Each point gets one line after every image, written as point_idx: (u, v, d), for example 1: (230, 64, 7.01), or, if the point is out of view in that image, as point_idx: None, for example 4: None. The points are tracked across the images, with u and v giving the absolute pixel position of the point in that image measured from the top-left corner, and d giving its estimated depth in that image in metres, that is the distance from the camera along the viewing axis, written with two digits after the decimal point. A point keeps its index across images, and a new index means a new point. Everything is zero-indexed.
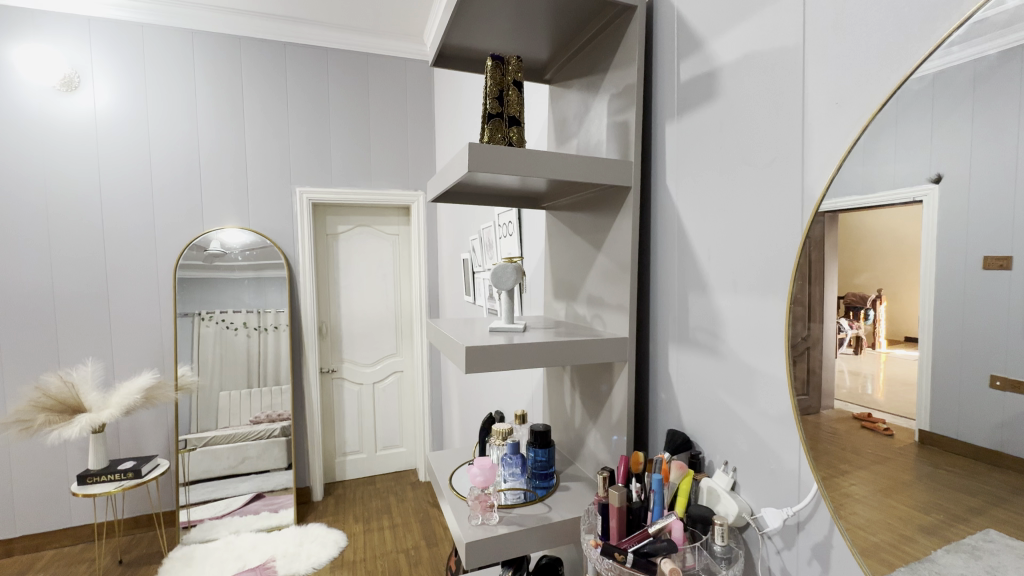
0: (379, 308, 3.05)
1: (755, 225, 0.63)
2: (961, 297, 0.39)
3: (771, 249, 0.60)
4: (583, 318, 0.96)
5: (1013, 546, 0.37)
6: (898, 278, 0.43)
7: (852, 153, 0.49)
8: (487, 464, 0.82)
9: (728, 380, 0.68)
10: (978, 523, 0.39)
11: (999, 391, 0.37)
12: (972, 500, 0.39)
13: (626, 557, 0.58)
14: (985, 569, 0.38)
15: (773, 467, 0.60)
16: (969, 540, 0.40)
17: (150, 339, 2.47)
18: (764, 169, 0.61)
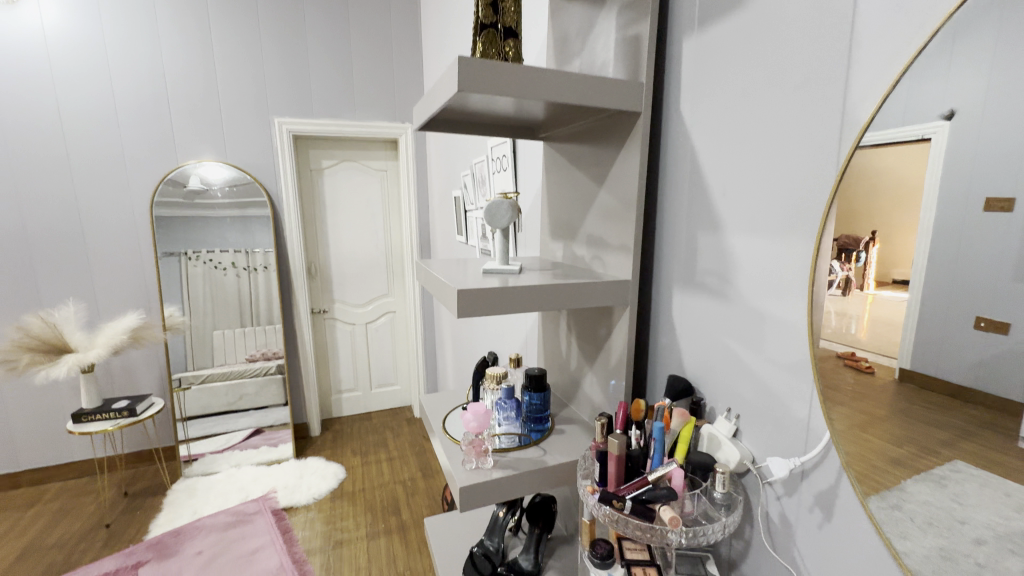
0: (369, 247, 2.97)
1: (782, 157, 0.56)
2: (957, 242, 0.39)
3: (800, 184, 0.54)
4: (582, 259, 0.91)
5: (977, 476, 0.39)
6: (896, 219, 0.43)
7: (914, 66, 0.42)
8: (482, 409, 0.80)
9: (734, 324, 0.64)
10: (948, 454, 0.40)
11: (983, 332, 0.37)
12: (942, 433, 0.41)
13: (624, 504, 0.57)
14: (951, 496, 0.41)
15: (778, 415, 0.58)
16: (937, 471, 0.41)
17: (134, 279, 2.40)
18: (796, 90, 0.53)
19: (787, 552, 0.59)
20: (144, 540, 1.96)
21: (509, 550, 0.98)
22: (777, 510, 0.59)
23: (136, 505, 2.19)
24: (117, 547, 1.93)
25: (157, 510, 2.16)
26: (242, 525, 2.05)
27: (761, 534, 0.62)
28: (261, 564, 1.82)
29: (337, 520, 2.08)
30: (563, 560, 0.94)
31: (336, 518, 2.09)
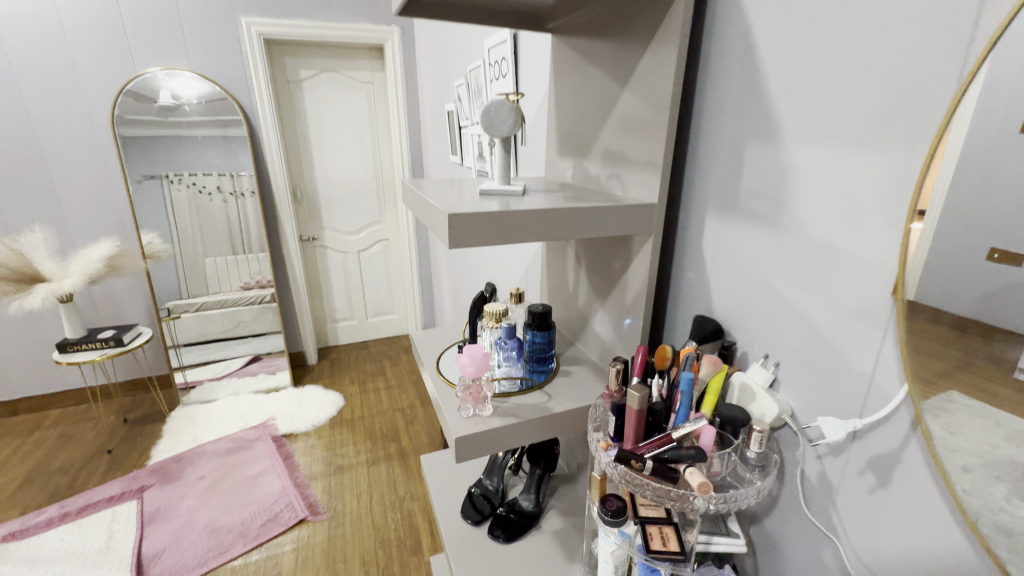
0: (357, 170, 2.77)
1: (882, 39, 0.41)
2: (983, 170, 0.35)
3: (894, 78, 0.41)
4: (595, 180, 0.77)
5: (970, 406, 0.37)
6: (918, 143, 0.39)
7: None
8: (480, 351, 0.71)
9: (783, 258, 0.53)
10: (943, 386, 0.39)
11: (995, 265, 0.34)
12: (939, 364, 0.39)
13: (644, 465, 0.49)
14: (941, 427, 0.40)
15: (830, 366, 0.49)
16: (930, 402, 0.40)
17: (105, 203, 2.23)
18: None
19: (824, 515, 0.52)
20: (147, 466, 1.98)
21: (509, 489, 0.95)
22: (816, 470, 0.52)
23: (136, 432, 2.20)
24: (120, 472, 1.95)
25: (158, 436, 2.17)
26: (244, 451, 2.07)
27: (794, 493, 0.55)
28: (263, 488, 1.86)
29: (337, 446, 2.10)
30: (565, 501, 0.90)
31: (335, 444, 2.12)
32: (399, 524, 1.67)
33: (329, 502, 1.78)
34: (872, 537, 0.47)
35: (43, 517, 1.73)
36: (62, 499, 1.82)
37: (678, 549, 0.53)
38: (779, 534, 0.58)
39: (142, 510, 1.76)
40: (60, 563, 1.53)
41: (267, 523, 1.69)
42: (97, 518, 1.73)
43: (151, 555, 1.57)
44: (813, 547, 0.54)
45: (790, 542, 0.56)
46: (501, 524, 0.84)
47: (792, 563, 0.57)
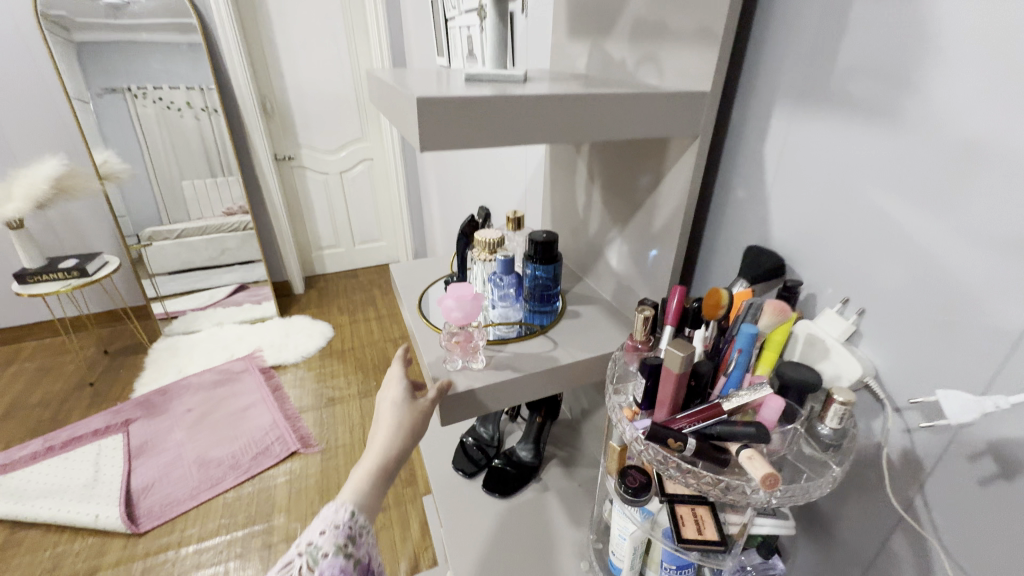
0: (333, 78, 2.45)
1: None
2: None
3: None
4: (618, 67, 0.59)
5: None
6: None
7: None
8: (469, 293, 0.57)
9: (895, 166, 0.37)
10: None
11: None
12: None
13: (685, 445, 0.37)
14: None
15: (951, 320, 0.35)
16: None
17: (46, 116, 1.97)
18: None
19: (902, 499, 0.41)
20: (130, 399, 1.92)
21: (505, 438, 0.86)
22: (899, 446, 0.41)
23: (117, 364, 2.12)
24: (103, 405, 1.89)
25: (140, 368, 2.09)
26: (230, 383, 2.00)
27: (863, 470, 0.44)
28: (252, 421, 1.81)
29: (327, 378, 2.04)
30: (568, 453, 0.82)
31: (325, 375, 2.05)
32: None
33: (321, 434, 1.74)
34: (976, 536, 0.37)
35: (27, 451, 1.68)
36: (45, 432, 1.76)
37: (716, 538, 0.43)
38: (832, 510, 0.48)
39: (128, 443, 1.71)
40: (46, 498, 1.50)
41: (257, 456, 1.65)
42: (83, 451, 1.68)
43: (140, 489, 1.54)
44: (877, 532, 0.44)
45: (847, 523, 0.47)
46: (496, 479, 0.76)
47: (847, 544, 0.47)
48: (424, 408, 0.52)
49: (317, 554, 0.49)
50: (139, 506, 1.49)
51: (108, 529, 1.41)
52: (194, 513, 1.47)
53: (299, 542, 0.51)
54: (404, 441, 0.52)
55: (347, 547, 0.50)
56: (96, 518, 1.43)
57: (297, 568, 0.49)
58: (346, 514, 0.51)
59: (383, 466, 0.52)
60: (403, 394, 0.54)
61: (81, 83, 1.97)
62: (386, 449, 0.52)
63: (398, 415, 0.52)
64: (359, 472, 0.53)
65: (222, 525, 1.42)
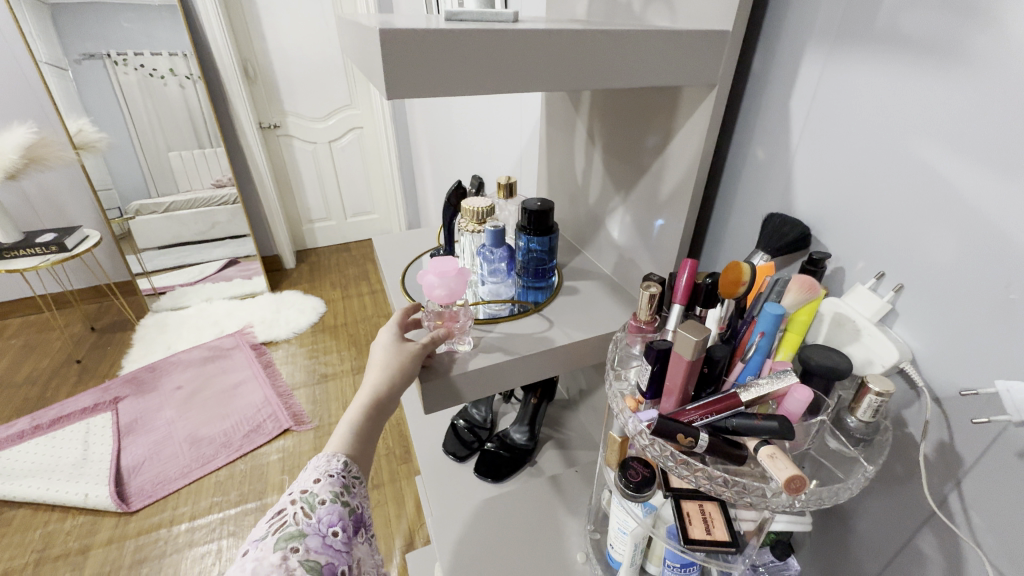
0: (318, 41, 2.32)
1: None
2: None
3: None
4: (623, 9, 0.52)
5: None
6: None
7: None
8: (453, 269, 0.50)
9: (954, 116, 0.32)
10: None
11: None
12: None
13: (696, 441, 0.33)
14: None
15: (1012, 298, 0.30)
16: None
17: (13, 82, 1.85)
18: None
19: (934, 496, 0.37)
20: (118, 376, 1.88)
21: (499, 420, 0.82)
22: (934, 438, 0.36)
23: (105, 341, 2.07)
24: (91, 383, 1.85)
25: (128, 345, 2.05)
26: (221, 359, 1.96)
27: (891, 462, 0.40)
28: (244, 398, 1.77)
29: (320, 354, 2.00)
30: (565, 435, 0.78)
31: (318, 351, 2.01)
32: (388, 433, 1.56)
33: (314, 411, 1.71)
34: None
35: (14, 429, 1.65)
36: (32, 411, 1.73)
37: (727, 538, 0.39)
38: (852, 505, 0.44)
39: (118, 421, 1.68)
40: (34, 477, 1.47)
41: (249, 434, 1.62)
42: (71, 430, 1.65)
43: (130, 467, 1.52)
44: (901, 529, 0.40)
45: (868, 517, 0.43)
46: (489, 462, 0.73)
47: (865, 540, 0.43)
48: (412, 352, 0.48)
49: (314, 501, 0.44)
50: (130, 484, 1.47)
51: (98, 508, 1.39)
52: (186, 491, 1.45)
53: (290, 491, 0.46)
54: (389, 386, 0.47)
55: (344, 496, 0.46)
56: (86, 497, 1.41)
57: (290, 515, 0.44)
58: (338, 462, 0.47)
59: (373, 409, 0.49)
60: (393, 338, 0.50)
61: (57, 49, 1.86)
62: (373, 393, 0.48)
63: (385, 360, 0.47)
64: (351, 414, 0.50)
65: (214, 503, 1.40)
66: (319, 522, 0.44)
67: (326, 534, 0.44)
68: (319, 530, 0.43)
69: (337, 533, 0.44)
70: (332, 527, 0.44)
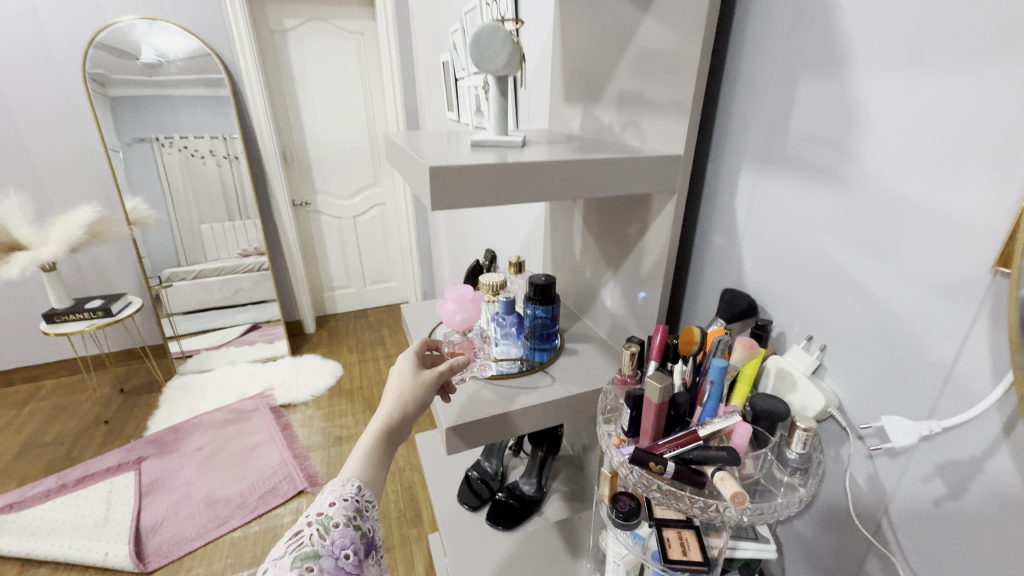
0: (350, 130, 2.62)
1: None
2: None
3: None
4: (608, 129, 0.67)
5: None
6: (999, 70, 0.32)
7: None
8: (467, 295, 0.72)
9: (841, 220, 0.43)
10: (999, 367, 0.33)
11: None
12: None
13: (665, 468, 0.41)
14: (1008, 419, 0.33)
15: (898, 354, 0.40)
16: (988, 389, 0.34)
17: (85, 169, 2.12)
18: None
19: (870, 523, 0.45)
20: (142, 437, 1.95)
21: (509, 472, 0.89)
22: (863, 472, 0.45)
23: (132, 402, 2.17)
24: (117, 443, 1.93)
25: (154, 407, 2.14)
26: (240, 421, 2.04)
27: (836, 495, 0.47)
28: (261, 459, 1.83)
29: (336, 417, 2.06)
30: (569, 485, 0.86)
31: (334, 414, 2.08)
32: (400, 495, 1.59)
33: (328, 473, 1.75)
34: (936, 556, 0.40)
35: (41, 488, 1.71)
36: (58, 471, 1.79)
37: (700, 559, 0.46)
38: (813, 538, 0.51)
39: (139, 481, 1.74)
40: (56, 536, 1.51)
41: (265, 495, 1.67)
42: (95, 489, 1.71)
43: (149, 527, 1.56)
44: (853, 557, 0.47)
45: (826, 548, 0.49)
46: (502, 511, 0.79)
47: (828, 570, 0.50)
48: (431, 378, 0.58)
49: (329, 524, 0.48)
50: (148, 544, 1.50)
51: (115, 568, 1.42)
52: (201, 552, 1.47)
53: (306, 513, 0.49)
54: (407, 407, 0.57)
55: (356, 520, 0.49)
56: (104, 556, 1.45)
57: (306, 536, 0.47)
58: (352, 488, 0.51)
59: (385, 434, 0.56)
60: (413, 367, 0.60)
61: (112, 133, 2.10)
62: (388, 417, 0.56)
63: (403, 388, 0.58)
64: (364, 442, 0.56)
65: (227, 565, 1.43)
66: (333, 544, 0.47)
67: (338, 556, 0.47)
68: (333, 552, 0.47)
69: (348, 556, 0.47)
70: (345, 549, 0.47)
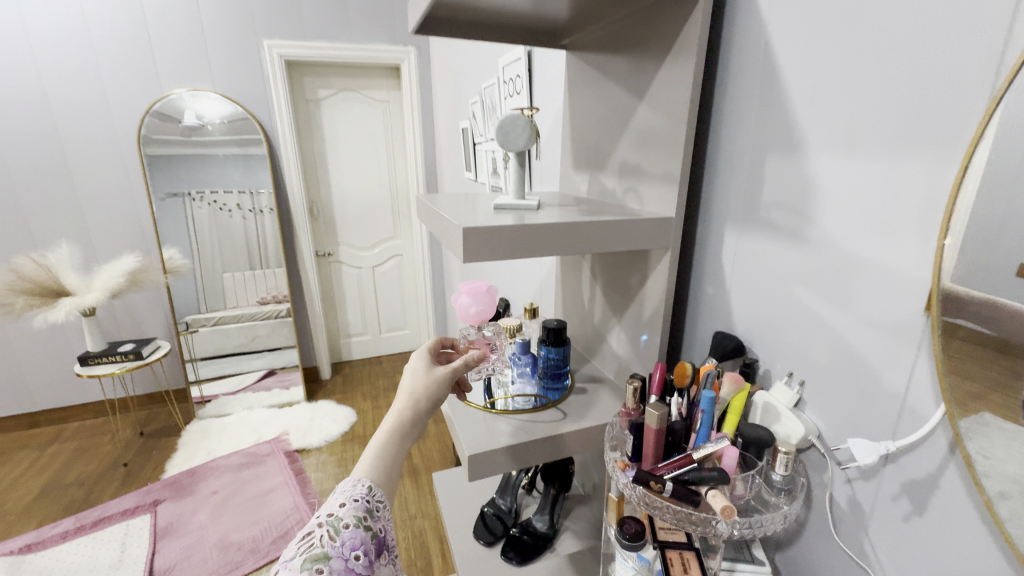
0: (373, 187, 2.80)
1: (913, 56, 0.39)
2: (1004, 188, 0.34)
3: (921, 93, 0.39)
4: (611, 193, 0.77)
5: (1006, 429, 0.35)
6: (914, 157, 0.40)
7: None
8: (481, 289, 0.76)
9: (807, 273, 0.51)
10: (974, 407, 0.37)
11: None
12: (974, 385, 0.37)
13: (664, 487, 0.47)
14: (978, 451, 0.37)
15: (862, 387, 0.47)
16: (963, 424, 0.38)
17: (130, 222, 2.29)
18: None
19: (854, 545, 0.49)
20: (160, 480, 1.99)
21: (522, 509, 0.93)
22: (845, 497, 0.50)
23: (151, 445, 2.22)
24: (134, 486, 1.96)
25: (172, 450, 2.19)
26: (256, 466, 2.07)
27: (823, 519, 0.52)
28: (274, 505, 1.85)
29: (349, 462, 2.08)
30: (580, 522, 0.89)
31: (347, 460, 2.10)
32: (411, 542, 1.59)
33: None
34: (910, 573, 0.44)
35: (59, 529, 1.74)
36: (77, 512, 1.82)
37: None
38: (805, 564, 0.55)
39: (155, 524, 1.76)
40: None
41: (277, 540, 1.67)
42: (111, 531, 1.73)
43: (163, 570, 1.57)
44: None
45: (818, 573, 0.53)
46: (515, 546, 0.83)
47: None
48: (444, 376, 0.64)
49: (339, 525, 0.51)
50: None
51: None
52: None
53: (319, 513, 0.52)
54: (421, 401, 0.61)
55: (366, 521, 0.52)
56: None
57: (317, 538, 0.50)
58: (363, 488, 0.54)
59: (397, 432, 0.59)
60: (425, 364, 0.65)
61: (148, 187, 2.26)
62: (400, 414, 0.60)
63: (416, 386, 0.62)
64: (376, 441, 0.59)
65: None
66: (343, 545, 0.50)
67: (348, 557, 0.50)
68: (343, 553, 0.50)
69: (358, 557, 0.50)
70: (355, 550, 0.51)
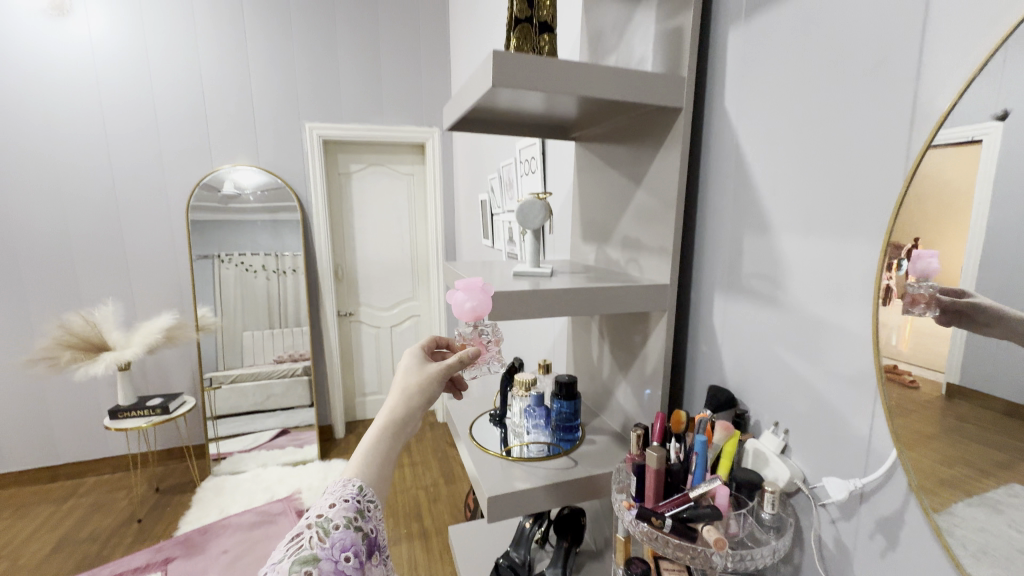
0: (395, 251, 2.98)
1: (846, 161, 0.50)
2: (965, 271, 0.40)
3: (852, 189, 0.50)
4: (616, 262, 0.87)
5: None
6: (858, 237, 0.50)
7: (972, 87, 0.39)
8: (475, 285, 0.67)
9: (784, 334, 0.60)
10: (1005, 477, 0.38)
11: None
12: (1001, 455, 0.38)
13: (664, 523, 0.53)
14: (1008, 522, 0.38)
15: (835, 433, 0.53)
16: (993, 494, 0.39)
17: (170, 282, 2.47)
18: (865, 95, 0.48)
19: None
20: (172, 537, 1.99)
21: (535, 563, 0.95)
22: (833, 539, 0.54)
23: (165, 502, 2.24)
24: (147, 543, 1.96)
25: (186, 507, 2.20)
26: (267, 525, 2.07)
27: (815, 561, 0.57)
28: None
29: None
30: None
31: None
32: None
33: None
34: None
35: None
36: (89, 568, 1.82)
37: None
38: None
39: None
40: None
41: None
42: None
43: None
44: None
45: None
46: None
47: None
48: (434, 373, 0.72)
49: (328, 526, 0.54)
50: None
51: None
52: None
53: (307, 516, 0.55)
54: (414, 396, 0.69)
55: (356, 521, 0.56)
56: None
57: (306, 539, 0.53)
58: (353, 488, 0.58)
59: (389, 429, 0.66)
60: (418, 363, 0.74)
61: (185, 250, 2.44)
62: (393, 409, 0.67)
63: (408, 384, 0.70)
64: (370, 438, 0.65)
65: None
66: (333, 546, 0.53)
67: (338, 558, 0.53)
68: (333, 554, 0.53)
69: (348, 558, 0.54)
70: (345, 551, 0.54)
